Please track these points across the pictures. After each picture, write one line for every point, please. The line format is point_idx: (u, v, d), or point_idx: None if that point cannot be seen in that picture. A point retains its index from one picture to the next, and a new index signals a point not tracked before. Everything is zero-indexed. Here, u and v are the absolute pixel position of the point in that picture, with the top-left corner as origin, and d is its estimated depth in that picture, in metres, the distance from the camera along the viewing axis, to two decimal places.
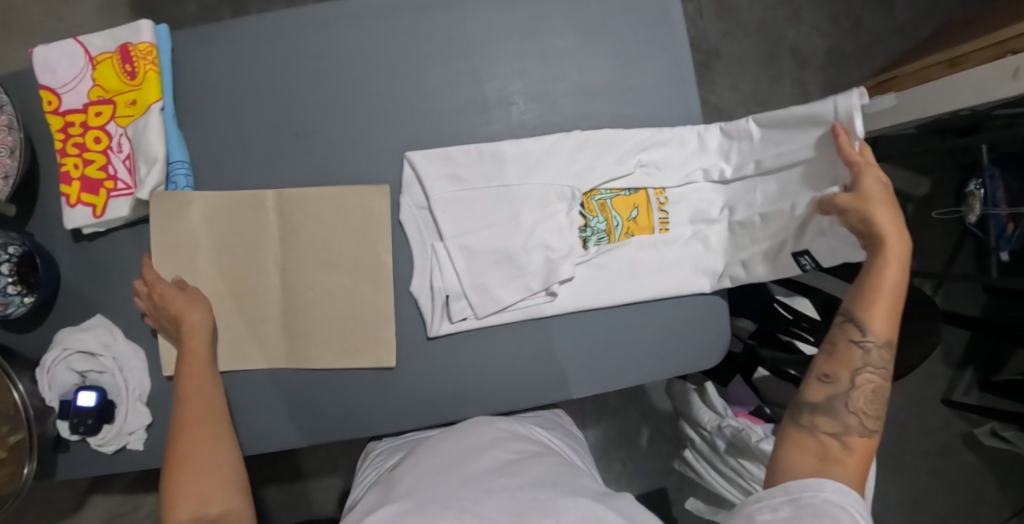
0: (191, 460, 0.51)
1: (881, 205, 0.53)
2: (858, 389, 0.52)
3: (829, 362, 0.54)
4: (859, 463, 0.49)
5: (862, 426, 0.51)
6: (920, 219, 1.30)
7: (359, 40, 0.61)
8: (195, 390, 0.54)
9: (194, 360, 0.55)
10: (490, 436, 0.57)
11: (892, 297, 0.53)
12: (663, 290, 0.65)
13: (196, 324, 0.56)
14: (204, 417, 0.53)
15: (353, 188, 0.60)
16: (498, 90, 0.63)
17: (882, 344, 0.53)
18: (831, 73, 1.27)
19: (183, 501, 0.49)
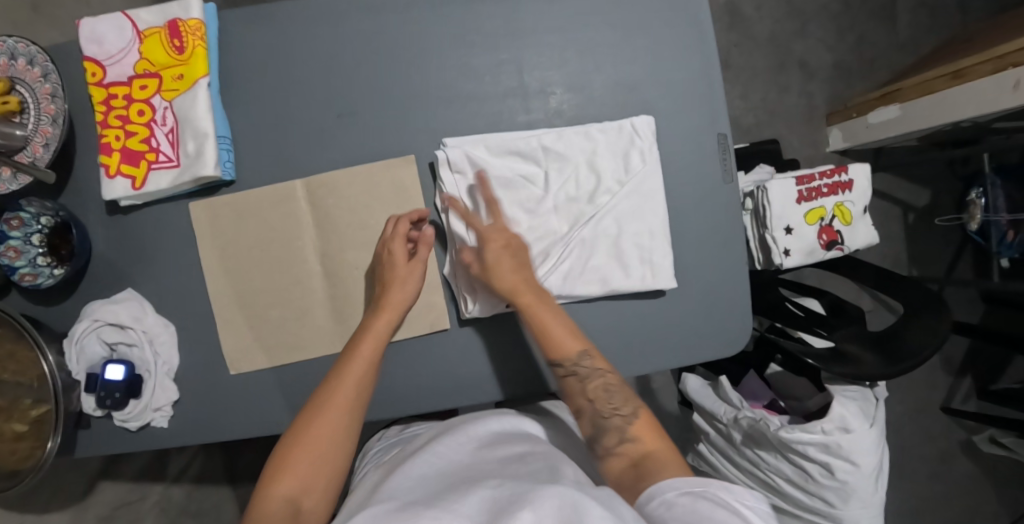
0: (314, 444, 0.48)
1: (501, 263, 0.57)
2: (596, 401, 0.54)
3: (573, 402, 0.56)
4: (648, 437, 0.51)
5: (623, 418, 0.52)
6: (921, 229, 1.34)
7: (403, 24, 0.62)
8: (355, 370, 0.52)
9: (376, 343, 0.54)
10: (467, 448, 0.52)
11: (555, 323, 0.56)
12: (625, 283, 0.63)
13: (397, 306, 0.57)
14: (353, 402, 0.51)
15: (386, 166, 0.61)
16: (538, 79, 0.64)
17: (582, 357, 0.55)
18: (836, 87, 1.32)
19: (288, 473, 0.46)
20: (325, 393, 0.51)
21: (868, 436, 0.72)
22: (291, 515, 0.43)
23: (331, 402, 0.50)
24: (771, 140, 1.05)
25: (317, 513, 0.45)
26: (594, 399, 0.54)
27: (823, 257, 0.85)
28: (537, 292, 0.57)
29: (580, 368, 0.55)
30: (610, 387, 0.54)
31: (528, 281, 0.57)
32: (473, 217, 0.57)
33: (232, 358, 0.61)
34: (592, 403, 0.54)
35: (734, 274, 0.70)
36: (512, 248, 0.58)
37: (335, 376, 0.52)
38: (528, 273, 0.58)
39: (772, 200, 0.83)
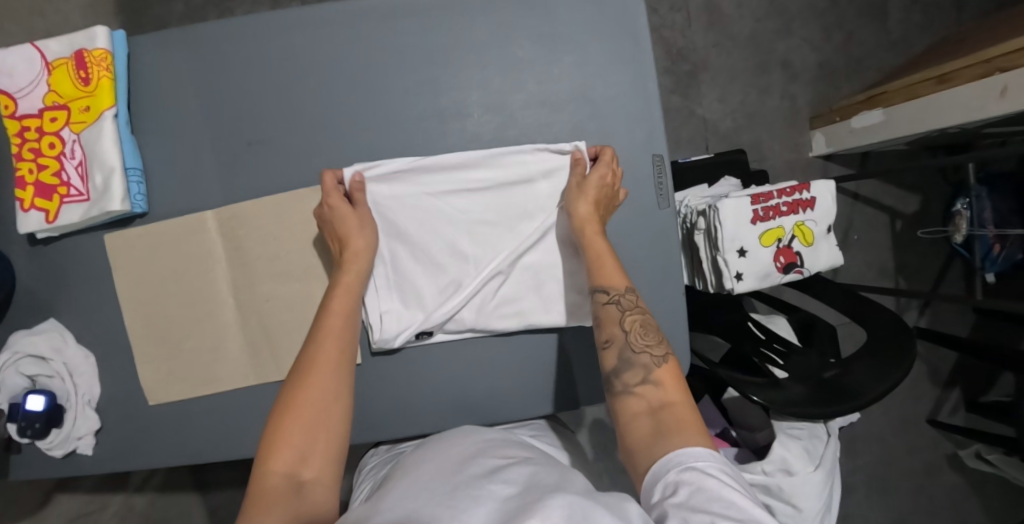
0: (303, 407, 0.47)
1: (586, 191, 0.57)
2: (632, 333, 0.52)
3: (602, 330, 0.53)
4: (675, 386, 0.48)
5: (655, 357, 0.50)
6: (909, 236, 1.29)
7: (315, 47, 0.60)
8: (332, 325, 0.52)
9: (347, 294, 0.54)
10: (474, 445, 0.48)
11: (610, 256, 0.56)
12: (542, 319, 0.60)
13: (360, 251, 0.56)
14: (338, 357, 0.50)
15: (290, 196, 0.60)
16: (455, 101, 0.61)
17: (626, 292, 0.54)
18: (820, 88, 1.27)
19: (281, 446, 0.45)
20: (311, 350, 0.50)
21: (811, 480, 0.69)
22: (294, 490, 0.43)
23: (318, 361, 0.49)
24: (738, 150, 1.01)
25: (323, 481, 0.45)
26: (630, 331, 0.52)
27: (779, 281, 0.82)
28: (598, 230, 0.57)
29: (623, 300, 0.53)
30: (648, 327, 0.52)
31: (596, 216, 0.57)
32: (579, 153, 0.59)
33: (149, 391, 0.61)
34: (627, 332, 0.51)
35: (672, 304, 0.64)
36: (597, 174, 0.58)
37: (315, 335, 0.51)
38: (602, 208, 0.58)
39: (725, 221, 0.78)
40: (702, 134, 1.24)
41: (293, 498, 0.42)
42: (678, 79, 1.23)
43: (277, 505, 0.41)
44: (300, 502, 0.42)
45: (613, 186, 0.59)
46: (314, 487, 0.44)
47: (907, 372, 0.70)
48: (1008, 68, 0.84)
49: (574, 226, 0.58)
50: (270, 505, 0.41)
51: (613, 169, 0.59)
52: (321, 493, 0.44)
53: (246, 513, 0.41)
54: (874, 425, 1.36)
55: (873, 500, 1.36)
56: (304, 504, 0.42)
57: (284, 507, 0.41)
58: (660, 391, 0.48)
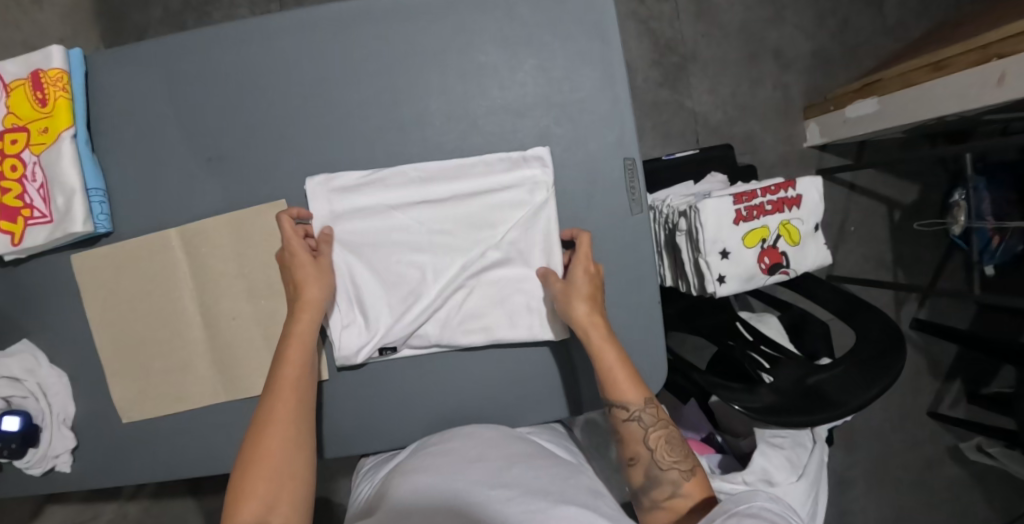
0: (269, 460, 0.48)
1: (580, 298, 0.55)
2: (656, 450, 0.54)
3: (626, 447, 0.56)
4: (702, 500, 0.53)
5: (681, 473, 0.53)
6: (907, 228, 1.26)
7: (274, 59, 0.59)
8: (287, 377, 0.51)
9: (304, 342, 0.53)
10: (482, 439, 0.53)
11: (622, 367, 0.55)
12: (510, 332, 0.59)
13: (313, 305, 0.54)
14: (296, 405, 0.51)
15: (252, 211, 0.59)
16: (417, 109, 0.59)
17: (645, 405, 0.55)
18: (815, 77, 1.23)
19: (248, 500, 0.46)
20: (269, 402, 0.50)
21: (794, 490, 0.67)
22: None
23: (277, 416, 0.49)
24: (725, 144, 0.98)
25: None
26: (654, 447, 0.55)
27: (762, 283, 0.79)
28: (605, 333, 0.55)
29: (644, 415, 0.55)
30: (670, 436, 0.55)
31: (598, 317, 0.56)
32: (579, 249, 0.56)
33: (122, 408, 0.62)
34: (651, 452, 0.54)
35: (645, 312, 0.62)
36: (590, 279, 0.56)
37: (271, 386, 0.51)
38: (599, 308, 0.56)
39: (705, 223, 0.74)
40: (692, 127, 1.20)
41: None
42: (666, 71, 1.19)
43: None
44: None
45: (598, 278, 0.57)
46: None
47: (891, 383, 0.69)
48: (1006, 54, 0.81)
49: (579, 332, 0.55)
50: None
51: (590, 266, 0.57)
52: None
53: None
54: (873, 420, 1.34)
55: (873, 495, 1.34)
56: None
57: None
58: (687, 506, 0.53)
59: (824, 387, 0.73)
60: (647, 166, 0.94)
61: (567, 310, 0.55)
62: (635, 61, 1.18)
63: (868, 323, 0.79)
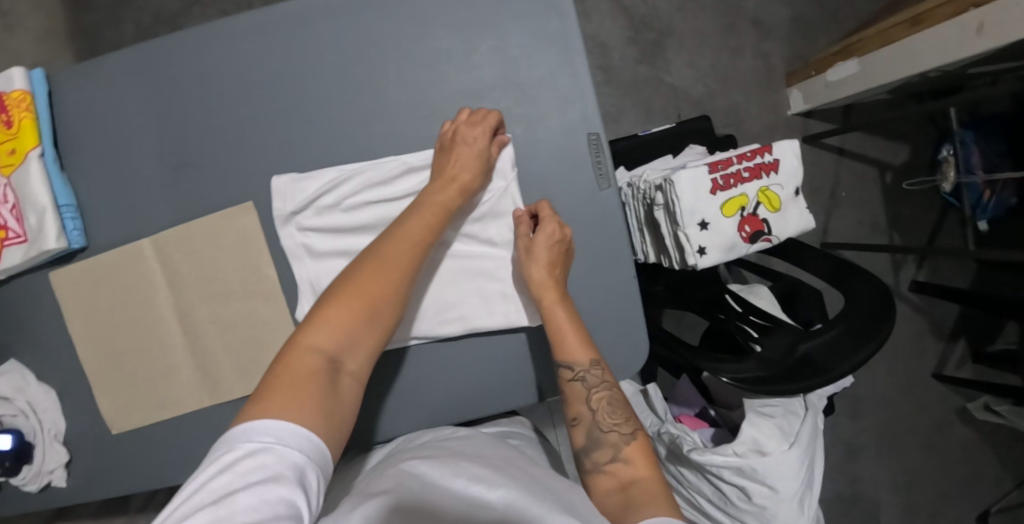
0: (364, 303, 0.49)
1: (536, 256, 0.55)
2: (601, 411, 0.54)
3: (569, 405, 0.55)
4: (644, 465, 0.51)
5: (622, 436, 0.52)
6: (899, 189, 1.24)
7: (231, 62, 0.59)
8: (405, 241, 0.53)
9: (438, 214, 0.55)
10: (466, 445, 0.52)
11: (571, 327, 0.55)
12: (484, 317, 0.58)
13: (460, 185, 0.56)
14: (403, 266, 0.51)
15: (220, 215, 0.59)
16: (375, 100, 0.59)
17: (591, 366, 0.54)
18: (795, 43, 1.22)
19: (329, 327, 0.47)
20: (381, 252, 0.51)
21: (786, 459, 0.66)
22: (331, 373, 0.45)
23: (383, 267, 0.51)
24: (704, 116, 0.97)
25: (356, 375, 0.47)
26: (598, 409, 0.54)
27: (745, 251, 0.78)
28: (558, 295, 0.56)
29: (588, 376, 0.54)
30: (614, 402, 0.54)
31: (552, 279, 0.56)
32: (542, 210, 0.56)
33: (110, 419, 0.62)
34: (597, 411, 0.54)
35: (622, 288, 0.62)
36: (546, 237, 0.55)
37: (390, 238, 0.52)
38: (556, 271, 0.57)
39: (681, 194, 0.74)
40: (673, 103, 1.19)
41: (329, 379, 0.45)
42: (643, 47, 1.18)
43: (314, 379, 0.44)
44: (329, 388, 0.45)
45: (563, 243, 0.57)
46: (348, 378, 0.47)
47: (879, 347, 0.68)
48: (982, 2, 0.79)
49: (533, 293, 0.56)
50: (302, 377, 0.43)
51: (557, 231, 0.56)
52: (350, 387, 0.46)
53: (275, 374, 0.44)
54: (878, 385, 1.33)
55: (884, 462, 1.33)
56: (335, 390, 0.45)
57: (318, 387, 0.43)
58: (628, 471, 0.51)
59: (812, 355, 0.71)
60: (625, 145, 0.93)
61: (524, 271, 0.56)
62: (610, 40, 1.16)
63: (857, 286, 0.78)
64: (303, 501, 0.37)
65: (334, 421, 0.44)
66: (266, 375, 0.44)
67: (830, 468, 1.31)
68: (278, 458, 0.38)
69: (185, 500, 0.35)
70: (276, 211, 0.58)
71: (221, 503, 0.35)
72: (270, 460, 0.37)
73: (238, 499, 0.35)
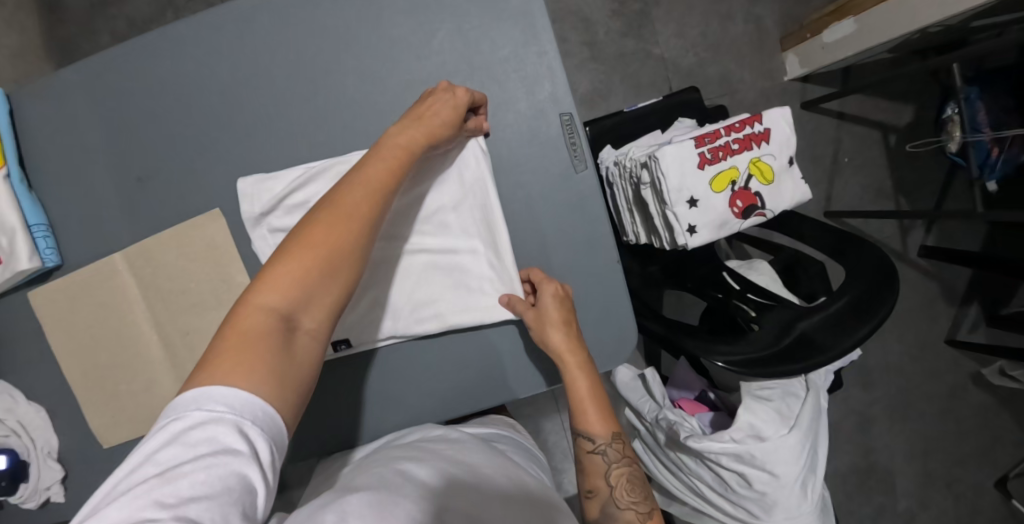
0: (319, 252, 0.42)
1: (551, 322, 0.54)
2: (618, 486, 0.54)
3: (586, 478, 0.56)
4: None
5: (640, 513, 0.52)
6: (904, 152, 1.19)
7: (187, 67, 0.58)
8: (366, 184, 0.46)
9: (401, 157, 0.48)
10: (450, 446, 0.52)
11: (592, 396, 0.55)
12: (464, 312, 0.57)
13: (430, 126, 0.50)
14: (366, 213, 0.45)
15: (186, 224, 0.58)
16: (335, 95, 0.57)
17: (611, 439, 0.55)
18: (787, 3, 1.16)
19: (283, 281, 0.41)
20: (338, 197, 0.45)
21: (785, 444, 0.64)
22: (284, 332, 0.40)
23: (342, 213, 0.44)
24: (692, 87, 0.93)
25: (315, 333, 0.42)
26: (615, 485, 0.54)
27: (738, 227, 0.75)
28: (580, 359, 0.54)
29: (608, 450, 0.55)
30: (632, 478, 0.54)
31: (572, 342, 0.55)
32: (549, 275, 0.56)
33: (101, 434, 0.62)
34: (614, 486, 0.54)
35: (604, 273, 0.61)
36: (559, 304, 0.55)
37: (351, 183, 0.46)
38: (574, 333, 0.55)
39: (667, 171, 0.71)
40: (663, 75, 1.15)
41: (283, 339, 0.40)
42: (628, 19, 1.14)
43: (265, 341, 0.38)
44: (284, 349, 0.39)
45: (568, 300, 0.56)
46: (306, 337, 0.41)
47: (881, 322, 0.66)
48: None
49: (554, 358, 0.55)
50: (251, 339, 0.38)
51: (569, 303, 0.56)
52: (309, 346, 0.41)
53: (222, 338, 0.39)
54: (888, 354, 1.30)
55: (898, 431, 1.31)
56: (290, 351, 0.39)
57: (269, 348, 0.38)
58: None
59: (811, 333, 0.69)
60: (609, 122, 0.90)
61: (543, 337, 0.54)
62: (593, 14, 1.12)
63: (857, 256, 0.75)
64: (257, 476, 0.34)
65: (291, 387, 0.39)
66: (212, 340, 0.39)
67: (843, 441, 1.29)
68: (229, 428, 0.34)
69: (129, 474, 0.33)
70: (245, 213, 0.56)
71: (164, 477, 0.32)
72: (220, 433, 0.34)
73: (184, 473, 0.32)
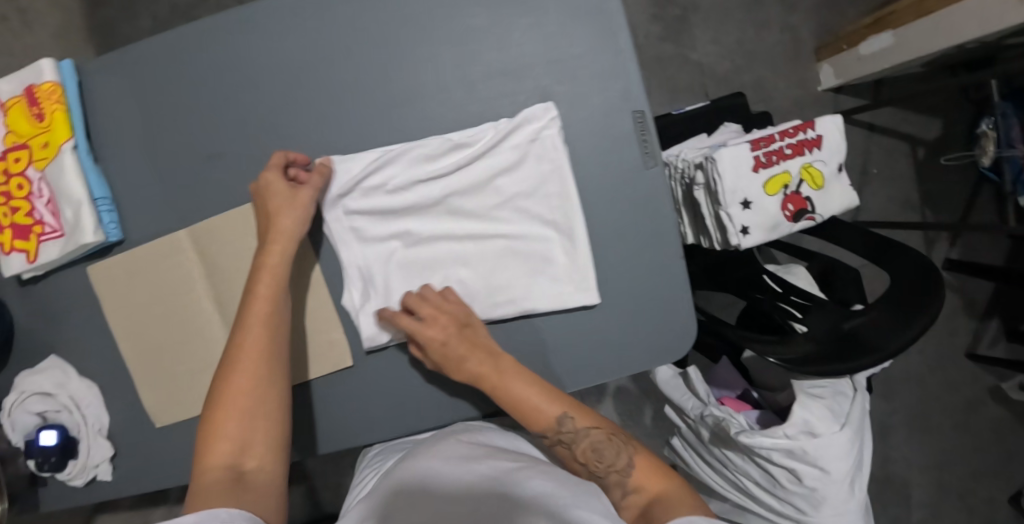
0: (232, 404, 0.48)
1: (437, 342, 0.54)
2: (589, 463, 0.52)
3: (568, 468, 0.55)
4: (651, 490, 0.50)
5: (622, 472, 0.51)
6: (932, 165, 1.21)
7: (261, 48, 0.58)
8: (254, 320, 0.50)
9: (273, 279, 0.52)
10: (474, 451, 0.51)
11: (525, 395, 0.53)
12: (535, 300, 0.57)
13: (282, 235, 0.53)
14: (263, 345, 0.50)
15: (256, 204, 0.58)
16: (411, 82, 0.58)
17: (563, 420, 0.53)
18: (822, 15, 1.18)
19: (221, 438, 0.47)
20: (232, 350, 0.50)
21: (838, 440, 0.65)
22: (234, 477, 0.45)
23: (240, 357, 0.49)
24: (737, 93, 0.94)
25: (264, 466, 0.47)
26: (588, 462, 0.53)
27: (789, 231, 0.76)
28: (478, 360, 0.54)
29: (564, 435, 0.53)
30: (599, 446, 0.53)
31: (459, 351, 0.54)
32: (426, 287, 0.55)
33: (155, 414, 0.61)
34: (586, 466, 0.52)
35: (670, 268, 0.61)
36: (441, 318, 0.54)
37: (238, 329, 0.50)
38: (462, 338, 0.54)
39: (723, 172, 0.72)
40: (699, 81, 1.16)
41: (235, 487, 0.44)
42: (667, 24, 1.15)
43: (217, 496, 0.43)
44: (242, 489, 0.45)
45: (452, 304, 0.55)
46: (257, 474, 0.46)
47: (927, 326, 0.64)
48: None
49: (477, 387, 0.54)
50: (206, 498, 0.44)
51: (444, 313, 0.55)
52: (264, 478, 0.46)
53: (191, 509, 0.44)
54: (908, 365, 1.32)
55: (916, 441, 1.32)
56: (245, 487, 0.45)
57: (225, 496, 0.43)
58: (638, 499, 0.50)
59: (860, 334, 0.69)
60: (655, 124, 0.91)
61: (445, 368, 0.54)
62: (633, 18, 1.13)
63: (901, 262, 0.75)
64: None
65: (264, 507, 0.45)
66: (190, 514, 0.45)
67: None
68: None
69: None
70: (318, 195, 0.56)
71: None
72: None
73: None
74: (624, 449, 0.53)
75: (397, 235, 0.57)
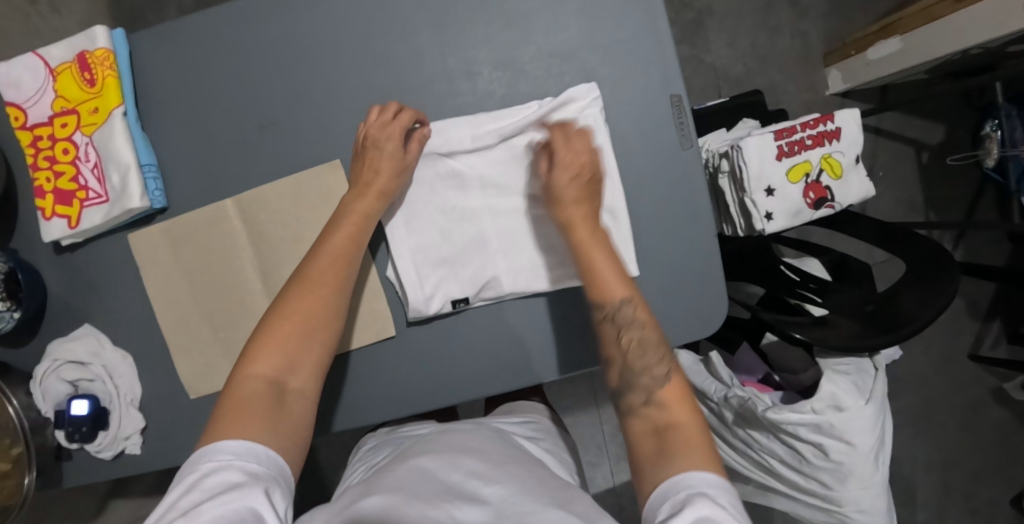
0: (297, 321, 0.47)
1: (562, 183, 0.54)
2: (630, 352, 0.48)
3: (604, 352, 0.50)
4: (678, 407, 0.44)
5: (656, 377, 0.46)
6: (937, 170, 1.25)
7: (314, 22, 0.59)
8: (335, 254, 0.51)
9: (358, 226, 0.53)
10: (468, 441, 0.50)
11: (606, 263, 0.52)
12: (577, 272, 0.59)
13: (379, 193, 0.55)
14: (337, 281, 0.50)
15: (306, 173, 0.59)
16: (461, 60, 0.60)
17: (623, 303, 0.49)
18: (832, 22, 1.22)
19: (273, 351, 0.46)
20: (306, 273, 0.50)
21: (862, 414, 0.66)
22: (276, 394, 0.44)
23: (317, 283, 0.49)
24: (756, 90, 0.96)
25: (305, 393, 0.46)
26: (629, 351, 0.48)
27: (810, 218, 0.78)
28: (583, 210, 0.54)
29: (620, 313, 0.49)
30: (648, 343, 0.48)
31: (580, 197, 0.54)
32: (564, 142, 0.55)
33: (190, 383, 0.61)
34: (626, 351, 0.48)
35: (706, 247, 0.62)
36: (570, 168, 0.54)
37: (318, 255, 0.51)
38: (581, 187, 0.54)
39: (749, 159, 0.74)
40: (714, 82, 1.19)
41: (276, 403, 0.43)
42: (682, 28, 1.19)
43: (258, 410, 0.42)
44: (280, 410, 0.43)
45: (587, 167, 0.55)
46: (297, 397, 0.45)
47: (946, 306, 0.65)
48: None
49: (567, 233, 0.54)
50: (248, 403, 0.42)
51: (586, 151, 0.56)
52: (303, 406, 0.45)
53: (220, 408, 0.42)
54: (913, 364, 1.34)
55: (922, 441, 1.33)
56: (283, 412, 0.43)
57: (266, 410, 0.42)
58: (659, 415, 0.44)
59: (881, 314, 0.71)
60: None
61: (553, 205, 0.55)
62: None
63: (912, 249, 0.76)
64: (268, 509, 0.36)
65: (294, 440, 0.43)
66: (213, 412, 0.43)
67: None
68: (240, 473, 0.38)
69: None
70: None
71: (186, 517, 0.34)
72: (233, 477, 0.37)
73: (204, 511, 0.35)
74: (669, 357, 0.48)
75: (442, 207, 0.59)
